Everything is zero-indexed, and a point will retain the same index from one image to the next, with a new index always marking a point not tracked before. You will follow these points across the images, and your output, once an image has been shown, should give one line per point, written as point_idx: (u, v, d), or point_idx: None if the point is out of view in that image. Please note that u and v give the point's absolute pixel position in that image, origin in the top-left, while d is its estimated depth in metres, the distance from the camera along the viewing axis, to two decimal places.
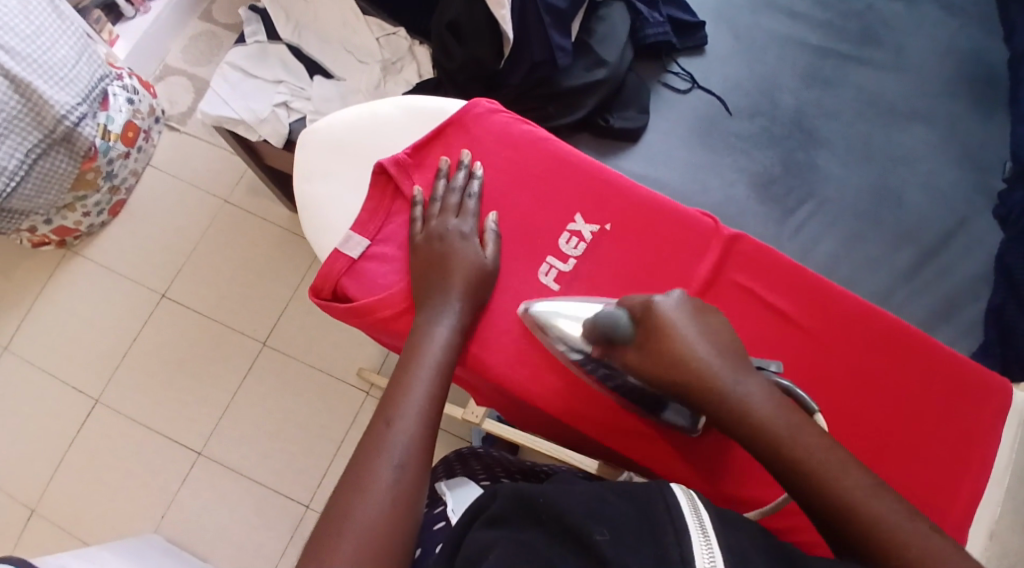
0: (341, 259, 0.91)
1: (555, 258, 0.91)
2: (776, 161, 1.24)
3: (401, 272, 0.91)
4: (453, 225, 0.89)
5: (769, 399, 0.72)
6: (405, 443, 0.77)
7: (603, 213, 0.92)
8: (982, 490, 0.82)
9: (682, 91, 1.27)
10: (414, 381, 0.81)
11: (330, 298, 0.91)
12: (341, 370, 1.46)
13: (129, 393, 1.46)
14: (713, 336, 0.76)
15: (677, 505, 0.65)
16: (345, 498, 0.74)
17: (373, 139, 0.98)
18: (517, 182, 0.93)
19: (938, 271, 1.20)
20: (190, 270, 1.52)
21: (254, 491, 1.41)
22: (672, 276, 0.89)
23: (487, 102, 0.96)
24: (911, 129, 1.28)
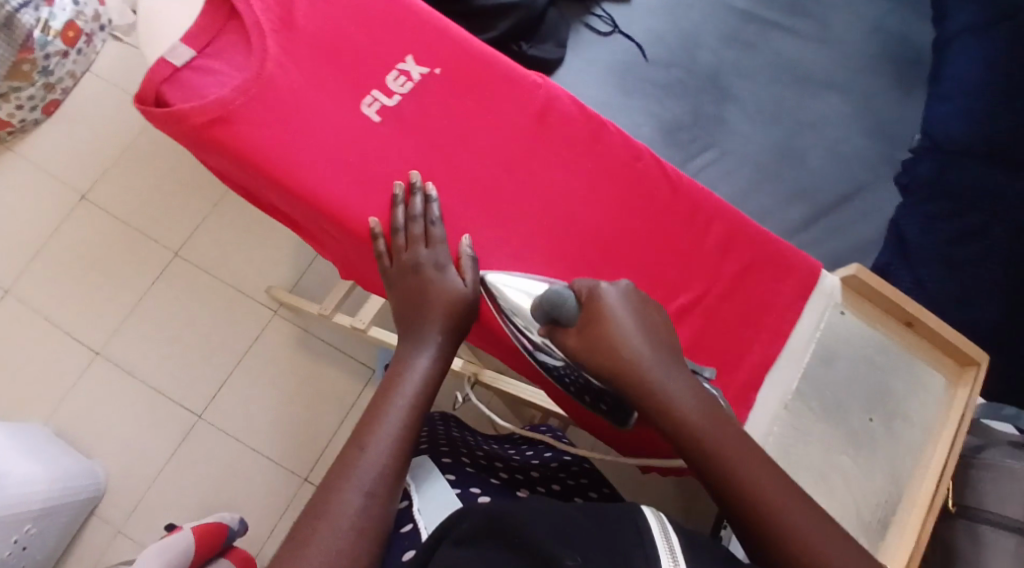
0: (165, 65, 0.80)
1: (380, 92, 0.84)
2: (687, 110, 1.28)
3: (228, 87, 0.81)
4: (425, 256, 0.80)
5: (703, 403, 0.70)
6: (377, 472, 0.68)
7: (434, 57, 0.86)
8: (770, 359, 0.84)
9: (604, 34, 1.31)
10: (390, 407, 0.73)
11: (151, 105, 0.80)
12: (252, 288, 1.48)
13: (38, 287, 1.47)
14: (648, 334, 0.73)
15: (648, 527, 0.60)
16: (304, 524, 0.65)
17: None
18: (352, 20, 0.86)
19: (834, 227, 1.25)
20: (114, 175, 1.54)
21: (149, 395, 1.41)
22: (495, 130, 0.86)
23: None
24: (826, 96, 1.31)
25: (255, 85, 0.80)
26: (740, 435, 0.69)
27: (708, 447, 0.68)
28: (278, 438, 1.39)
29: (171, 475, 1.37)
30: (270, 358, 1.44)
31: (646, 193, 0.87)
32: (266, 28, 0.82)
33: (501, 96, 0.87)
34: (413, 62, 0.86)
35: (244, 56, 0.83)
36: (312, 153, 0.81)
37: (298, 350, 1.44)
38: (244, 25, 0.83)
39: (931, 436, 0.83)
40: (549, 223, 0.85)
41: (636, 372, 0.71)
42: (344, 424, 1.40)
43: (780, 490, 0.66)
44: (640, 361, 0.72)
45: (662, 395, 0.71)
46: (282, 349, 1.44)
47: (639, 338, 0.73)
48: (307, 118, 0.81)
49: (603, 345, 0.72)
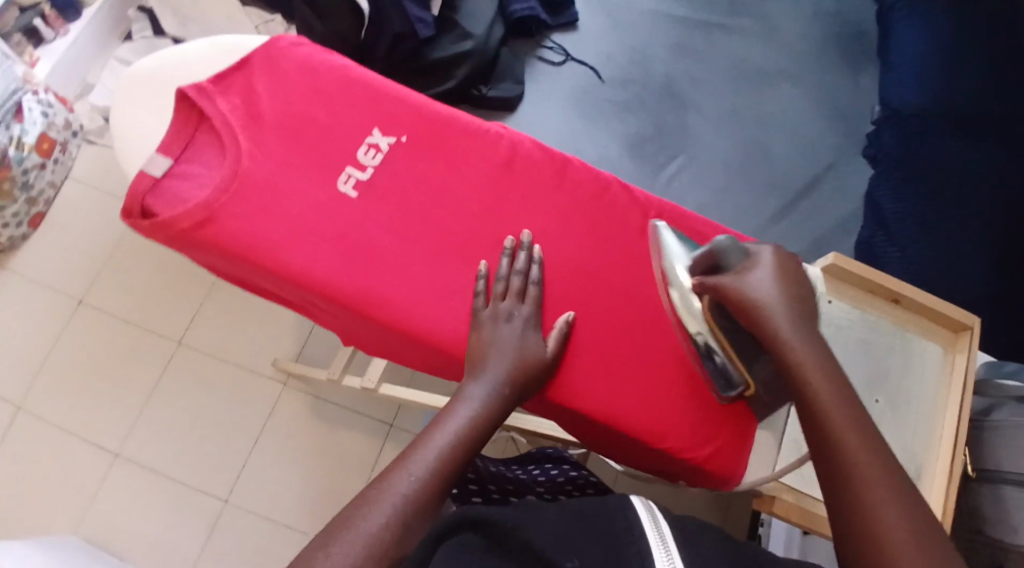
0: (143, 178, 0.83)
1: (353, 168, 0.86)
2: (649, 123, 1.31)
3: (206, 188, 0.83)
4: (505, 309, 0.81)
5: (831, 366, 0.70)
6: (401, 501, 0.66)
7: (399, 126, 0.88)
8: None
9: (557, 64, 1.33)
10: (435, 437, 0.71)
11: (136, 216, 0.82)
12: (258, 364, 1.50)
13: (49, 399, 1.48)
14: (795, 294, 0.74)
15: (639, 520, 0.62)
16: (327, 532, 0.64)
17: (185, 68, 0.89)
18: (315, 103, 0.88)
19: (808, 211, 1.28)
20: (107, 276, 1.56)
21: (173, 486, 1.43)
22: (468, 184, 0.87)
23: (287, 35, 0.91)
24: (779, 88, 1.35)
25: (232, 183, 0.82)
26: (854, 399, 0.68)
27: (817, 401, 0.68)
28: (306, 509, 1.41)
29: (207, 561, 1.39)
30: (286, 432, 1.46)
31: (623, 222, 0.89)
32: (234, 126, 0.85)
33: (470, 151, 0.89)
34: (380, 134, 0.87)
35: (219, 157, 0.86)
36: (299, 239, 0.82)
37: (312, 418, 1.47)
38: (214, 126, 0.85)
39: (935, 403, 0.86)
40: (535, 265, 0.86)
41: (768, 321, 0.72)
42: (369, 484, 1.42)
43: (872, 449, 0.65)
44: (778, 312, 0.72)
45: (785, 344, 0.71)
46: (296, 420, 1.46)
47: (781, 292, 0.73)
48: (286, 203, 0.83)
49: (745, 291, 0.74)
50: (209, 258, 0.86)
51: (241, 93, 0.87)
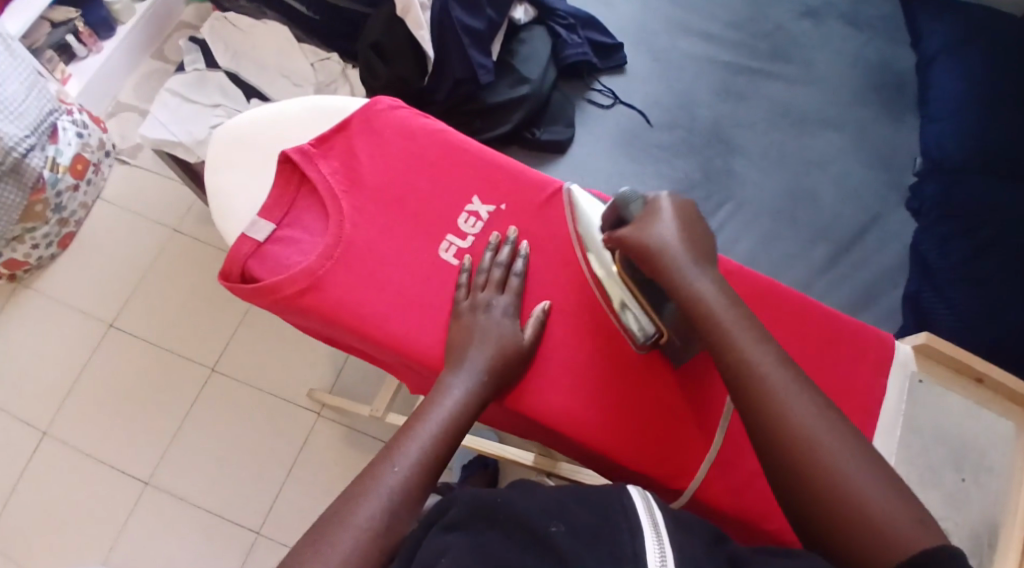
0: (246, 243, 0.90)
1: (454, 236, 0.92)
2: (697, 167, 1.32)
3: (309, 253, 0.91)
4: (485, 299, 0.88)
5: (725, 295, 0.79)
6: (389, 492, 0.74)
7: (497, 194, 0.94)
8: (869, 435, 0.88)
9: (605, 107, 1.35)
10: (416, 432, 0.78)
11: (237, 280, 0.90)
12: (292, 393, 1.49)
13: (78, 425, 1.47)
14: (691, 239, 0.82)
15: (633, 507, 0.67)
16: (318, 535, 0.71)
17: (280, 132, 0.98)
18: (416, 168, 0.95)
19: (857, 260, 1.28)
20: (138, 300, 1.54)
21: (205, 517, 1.42)
22: (566, 250, 0.92)
23: (387, 99, 0.98)
24: (823, 133, 1.36)
25: (336, 250, 0.90)
26: (747, 315, 0.78)
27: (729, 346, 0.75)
28: None
29: None
30: (321, 463, 1.45)
31: None
32: (337, 193, 0.92)
33: (568, 219, 0.93)
34: (480, 202, 0.94)
35: (321, 222, 0.93)
36: (400, 305, 0.89)
37: (347, 449, 1.46)
38: (317, 193, 0.93)
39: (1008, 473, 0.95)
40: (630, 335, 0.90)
41: (671, 266, 0.80)
42: None
43: (765, 351, 0.75)
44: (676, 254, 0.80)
45: (689, 290, 0.79)
46: (332, 451, 1.46)
47: (677, 234, 0.81)
48: (388, 269, 0.90)
49: (645, 238, 0.82)
50: (310, 323, 0.92)
51: (344, 160, 0.95)
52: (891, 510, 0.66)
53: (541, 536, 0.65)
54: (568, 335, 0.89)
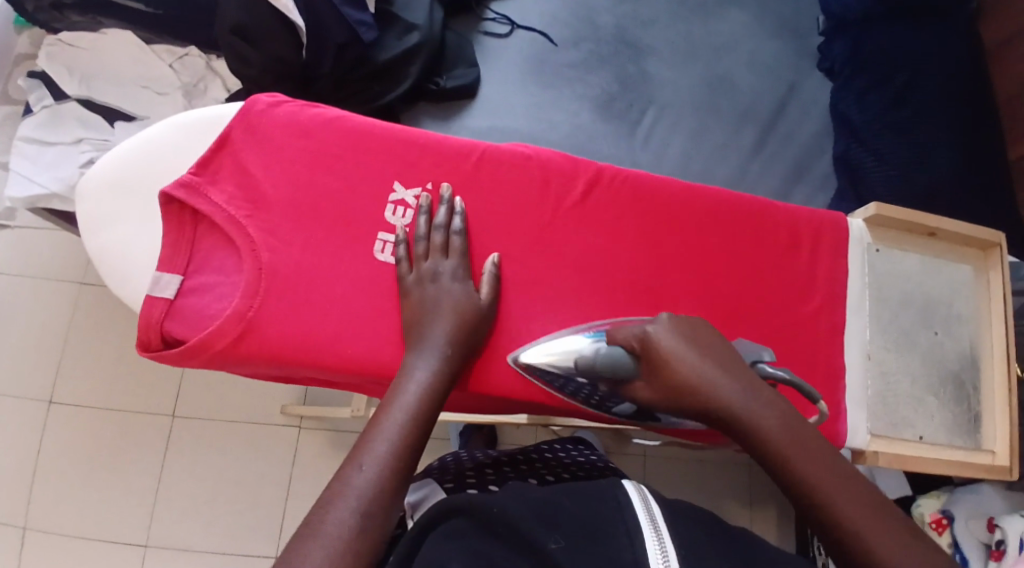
0: (156, 304, 0.83)
1: (385, 232, 0.87)
2: (612, 79, 1.25)
3: (230, 296, 0.83)
4: (436, 270, 0.84)
5: (779, 416, 0.71)
6: (365, 493, 0.68)
7: (420, 173, 0.89)
8: (844, 321, 0.92)
9: (504, 36, 1.27)
10: (384, 426, 0.73)
11: (160, 345, 0.83)
12: (265, 415, 1.42)
13: (52, 512, 1.37)
14: (708, 363, 0.75)
15: (627, 498, 0.66)
16: (296, 543, 0.65)
17: (152, 166, 0.88)
18: (324, 164, 0.87)
19: (786, 134, 1.26)
20: (72, 366, 1.44)
21: (212, 562, 1.35)
22: (511, 212, 0.89)
23: (265, 96, 0.88)
24: (727, 12, 1.31)
25: (260, 284, 0.82)
26: (801, 424, 0.71)
27: (789, 470, 0.69)
28: None
29: None
30: (316, 476, 1.39)
31: (672, 223, 0.92)
32: (242, 221, 0.84)
33: (505, 181, 0.90)
34: (403, 188, 0.88)
35: (233, 257, 0.85)
36: (347, 322, 0.83)
37: (335, 456, 1.40)
38: (218, 224, 0.84)
39: (983, 321, 0.95)
40: (590, 283, 0.89)
41: (699, 396, 0.73)
42: None
43: (837, 474, 0.68)
44: (708, 382, 0.73)
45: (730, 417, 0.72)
46: (322, 461, 1.40)
47: (693, 363, 0.74)
48: (325, 287, 0.84)
49: (661, 379, 0.75)
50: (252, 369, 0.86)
51: (238, 180, 0.86)
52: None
53: (542, 555, 0.62)
54: (534, 301, 0.88)
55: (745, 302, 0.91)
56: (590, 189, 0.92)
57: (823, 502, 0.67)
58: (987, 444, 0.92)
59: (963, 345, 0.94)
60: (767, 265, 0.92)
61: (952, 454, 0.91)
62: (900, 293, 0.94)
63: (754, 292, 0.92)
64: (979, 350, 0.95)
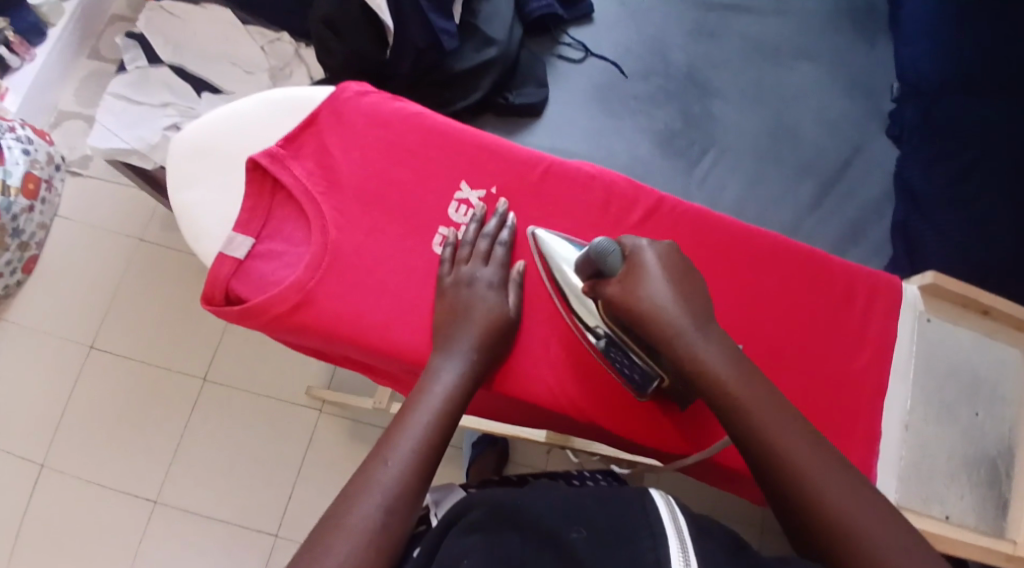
0: (226, 263, 0.87)
1: (446, 228, 0.90)
2: (677, 115, 1.28)
3: (295, 266, 0.87)
4: (478, 275, 0.87)
5: (726, 357, 0.78)
6: (393, 488, 0.72)
7: (487, 176, 0.92)
8: (887, 384, 0.93)
9: (577, 61, 1.31)
10: (409, 424, 0.76)
11: (223, 302, 0.86)
12: (290, 392, 1.46)
13: (74, 453, 1.42)
14: (681, 291, 0.80)
15: (655, 509, 0.66)
16: (324, 535, 0.69)
17: (241, 133, 0.92)
18: (397, 156, 0.91)
19: (844, 193, 1.28)
20: (116, 316, 1.49)
21: (218, 527, 1.39)
22: (566, 228, 0.92)
23: (354, 85, 0.93)
24: (798, 67, 1.34)
25: (324, 258, 0.87)
26: (754, 372, 0.78)
27: (739, 404, 0.76)
28: None
29: None
30: (330, 460, 1.42)
31: (725, 260, 0.93)
32: (316, 197, 0.89)
33: (568, 194, 0.92)
34: (469, 188, 0.91)
35: (301, 230, 0.90)
36: (400, 308, 0.87)
37: (353, 442, 1.43)
38: (295, 197, 0.89)
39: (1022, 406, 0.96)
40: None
41: (665, 321, 0.78)
42: None
43: (782, 415, 0.76)
44: (680, 317, 0.78)
45: (689, 351, 0.78)
46: (339, 445, 1.43)
47: (671, 290, 0.79)
48: (379, 273, 0.88)
49: (639, 296, 0.79)
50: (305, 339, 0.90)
51: (317, 159, 0.91)
52: (890, 536, 0.69)
53: (563, 543, 0.65)
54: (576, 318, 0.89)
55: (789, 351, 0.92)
56: (649, 215, 0.94)
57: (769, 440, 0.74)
58: (1010, 533, 0.93)
59: (995, 430, 0.95)
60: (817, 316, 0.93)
61: (978, 537, 0.91)
62: (946, 362, 0.95)
63: (800, 342, 0.93)
64: (1012, 434, 0.96)
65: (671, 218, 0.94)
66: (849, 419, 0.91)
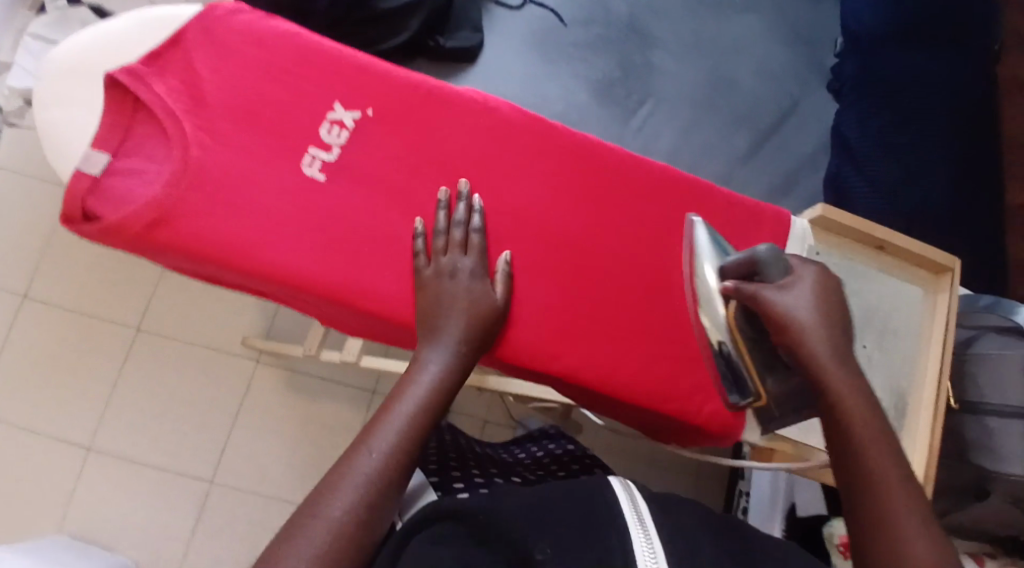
0: (81, 179, 0.80)
1: (317, 149, 0.84)
2: (614, 65, 1.24)
3: (155, 184, 0.81)
4: (459, 264, 0.81)
5: (864, 395, 0.68)
6: (376, 482, 0.65)
7: (364, 98, 0.86)
8: None
9: (515, 7, 1.27)
10: (395, 412, 0.70)
11: (83, 221, 0.79)
12: (225, 343, 1.44)
13: (7, 401, 1.40)
14: (832, 313, 0.71)
15: (616, 500, 0.62)
16: (293, 523, 0.62)
17: (109, 52, 0.85)
18: (270, 76, 0.85)
19: (779, 144, 1.26)
20: (52, 266, 1.46)
21: (153, 476, 1.38)
22: (447, 152, 0.86)
23: (226, 3, 0.87)
24: (741, 18, 1.31)
25: (184, 177, 0.80)
26: (886, 428, 0.67)
27: (857, 438, 0.65)
28: (296, 482, 1.39)
29: (201, 543, 1.36)
30: (267, 410, 1.42)
31: (612, 188, 0.88)
32: (180, 115, 0.81)
33: (445, 120, 0.87)
34: (344, 110, 0.85)
35: (166, 148, 0.83)
36: (267, 231, 0.81)
37: (289, 393, 1.43)
38: (156, 115, 0.82)
39: (921, 341, 0.88)
40: (516, 235, 0.86)
41: (805, 336, 0.69)
42: None
43: (910, 489, 0.63)
44: (814, 331, 0.69)
45: (821, 369, 0.68)
46: (274, 396, 1.43)
47: (816, 313, 0.70)
48: (249, 196, 0.81)
49: (783, 304, 0.71)
50: (171, 262, 0.84)
51: (184, 79, 0.83)
52: None
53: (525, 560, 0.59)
54: None
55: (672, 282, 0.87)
56: (534, 140, 0.88)
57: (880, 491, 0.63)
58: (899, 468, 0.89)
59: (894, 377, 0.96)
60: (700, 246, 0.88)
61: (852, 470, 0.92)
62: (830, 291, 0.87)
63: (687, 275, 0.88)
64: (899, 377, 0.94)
65: (555, 142, 0.88)
66: None
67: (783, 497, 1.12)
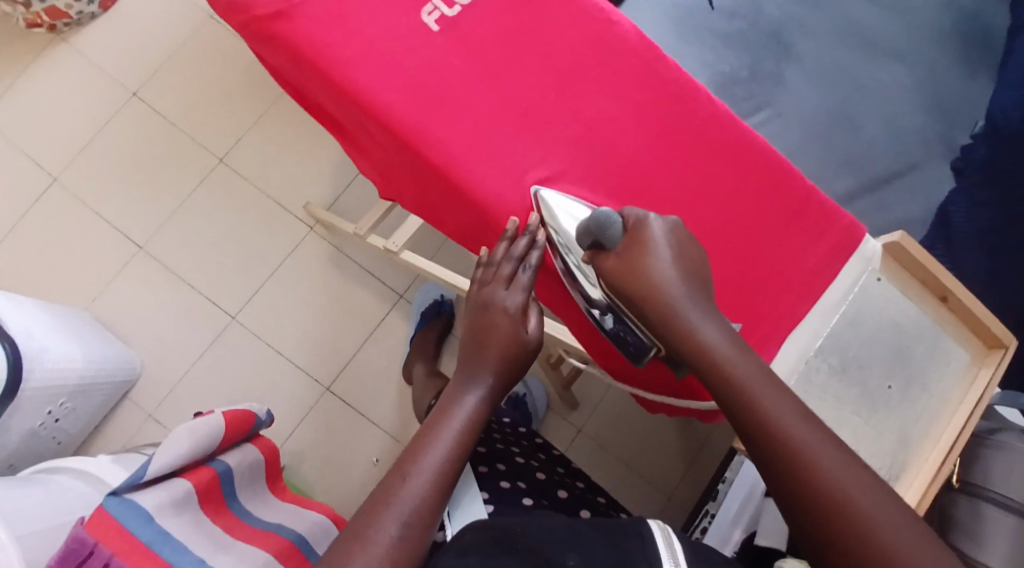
0: None
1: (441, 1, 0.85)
2: (745, 63, 1.17)
3: None
4: (503, 298, 0.83)
5: (728, 339, 0.74)
6: (415, 504, 0.73)
7: None
8: (801, 316, 0.86)
9: None
10: (434, 444, 0.76)
11: None
12: (289, 201, 1.49)
13: (84, 179, 1.48)
14: (678, 271, 0.77)
15: (648, 536, 0.70)
16: (344, 544, 0.70)
17: None
18: None
19: (879, 202, 1.14)
20: (165, 74, 1.53)
21: (184, 293, 1.45)
22: (556, 46, 0.86)
23: None
24: (888, 67, 1.16)
25: None
26: (778, 381, 0.72)
27: (754, 400, 0.71)
28: (304, 349, 1.43)
29: (203, 370, 1.42)
30: (304, 274, 1.46)
31: (700, 137, 0.86)
32: None
33: (564, 18, 0.86)
34: None
35: None
36: (371, 60, 0.83)
37: (330, 268, 1.47)
38: None
39: (949, 406, 0.86)
40: (590, 144, 0.85)
41: (664, 300, 0.76)
42: (367, 342, 1.44)
43: (834, 450, 0.68)
44: (670, 295, 0.76)
45: (690, 329, 0.75)
46: (314, 264, 1.47)
47: (671, 269, 0.76)
48: (360, 21, 0.83)
49: (644, 271, 0.76)
50: (279, 56, 0.88)
51: None
52: None
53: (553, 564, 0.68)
54: (526, 132, 0.84)
55: (722, 247, 0.86)
56: (644, 65, 0.86)
57: (792, 442, 0.68)
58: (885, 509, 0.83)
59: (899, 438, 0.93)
60: (762, 225, 0.86)
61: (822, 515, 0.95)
62: (875, 323, 0.86)
63: (739, 248, 0.86)
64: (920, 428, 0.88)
65: (661, 72, 0.86)
66: (754, 326, 0.86)
67: (747, 520, 1.11)
